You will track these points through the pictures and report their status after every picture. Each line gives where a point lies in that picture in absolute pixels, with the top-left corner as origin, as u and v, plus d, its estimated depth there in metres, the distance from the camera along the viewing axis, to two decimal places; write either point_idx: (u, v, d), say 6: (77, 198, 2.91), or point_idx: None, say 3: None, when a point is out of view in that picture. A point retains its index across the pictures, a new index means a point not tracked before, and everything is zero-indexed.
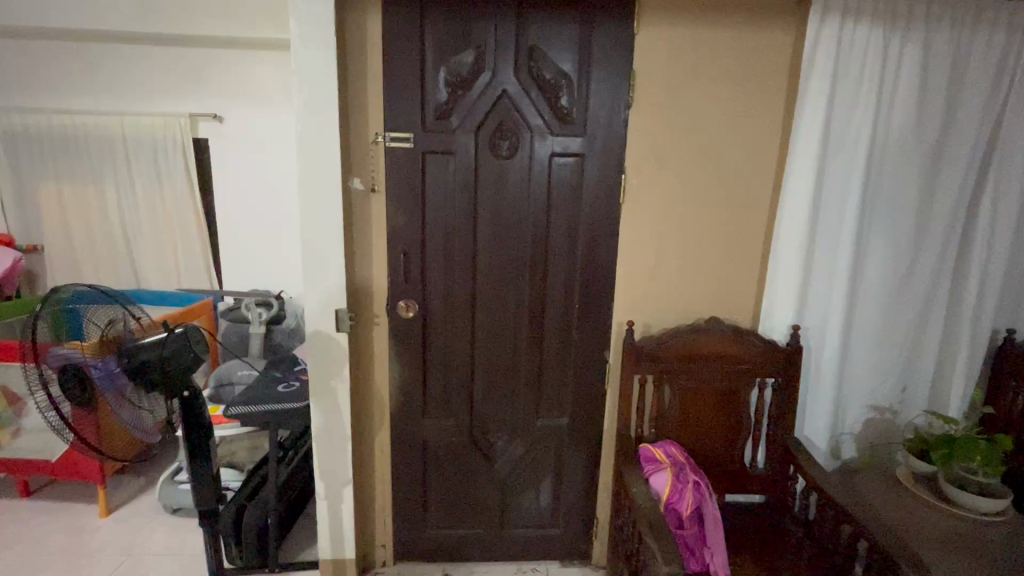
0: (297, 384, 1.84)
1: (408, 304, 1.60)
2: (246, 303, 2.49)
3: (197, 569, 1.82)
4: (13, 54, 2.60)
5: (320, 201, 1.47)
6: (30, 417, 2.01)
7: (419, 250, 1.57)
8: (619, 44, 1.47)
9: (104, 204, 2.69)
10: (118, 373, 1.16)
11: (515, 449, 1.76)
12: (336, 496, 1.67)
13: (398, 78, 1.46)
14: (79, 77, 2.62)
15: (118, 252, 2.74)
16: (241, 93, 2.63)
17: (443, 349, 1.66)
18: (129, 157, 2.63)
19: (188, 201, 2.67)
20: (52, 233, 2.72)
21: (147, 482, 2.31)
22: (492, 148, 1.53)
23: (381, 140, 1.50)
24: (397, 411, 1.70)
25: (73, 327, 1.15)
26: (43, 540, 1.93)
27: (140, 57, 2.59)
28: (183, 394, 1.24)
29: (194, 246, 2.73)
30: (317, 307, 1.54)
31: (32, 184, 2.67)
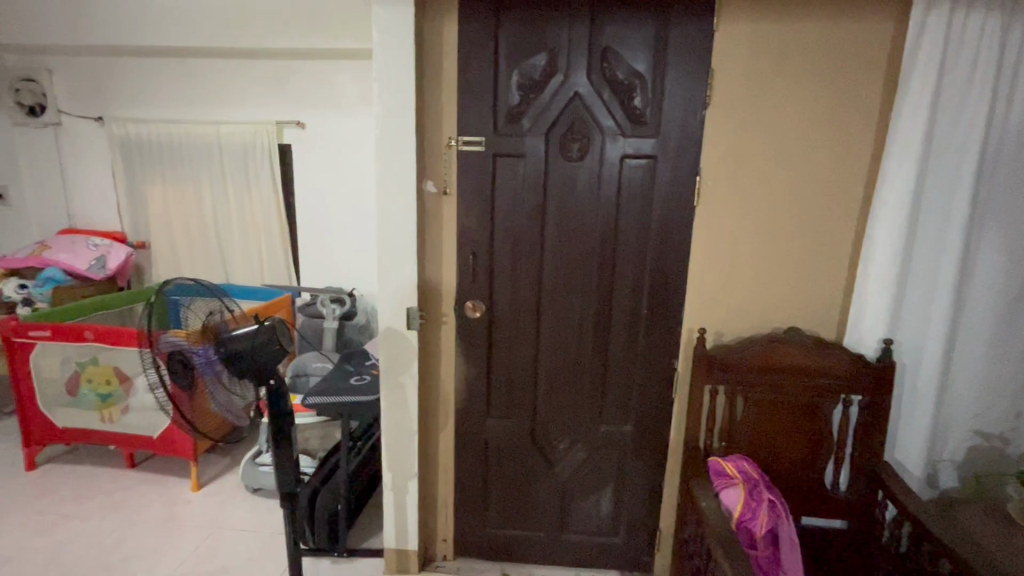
0: (369, 377, 1.92)
1: (475, 304, 1.63)
2: (321, 299, 2.68)
3: (275, 546, 1.95)
4: (127, 69, 2.90)
5: (396, 204, 1.53)
6: (137, 396, 2.23)
7: (487, 250, 1.60)
8: (696, 42, 1.43)
9: (200, 205, 2.94)
10: (215, 360, 1.27)
11: (577, 454, 1.74)
12: (402, 488, 1.73)
13: (472, 82, 1.49)
14: (182, 89, 2.88)
15: (211, 249, 2.99)
16: (322, 101, 2.79)
17: (509, 350, 1.68)
18: (223, 162, 2.86)
19: (272, 203, 2.87)
20: (157, 231, 3.00)
21: (231, 462, 2.49)
22: (562, 150, 1.53)
23: (454, 144, 1.53)
24: (461, 409, 1.73)
25: (174, 317, 1.26)
26: (143, 510, 2.12)
27: (235, 69, 2.82)
28: (269, 383, 1.33)
29: (277, 244, 2.93)
30: (389, 305, 1.61)
31: (141, 187, 2.96)
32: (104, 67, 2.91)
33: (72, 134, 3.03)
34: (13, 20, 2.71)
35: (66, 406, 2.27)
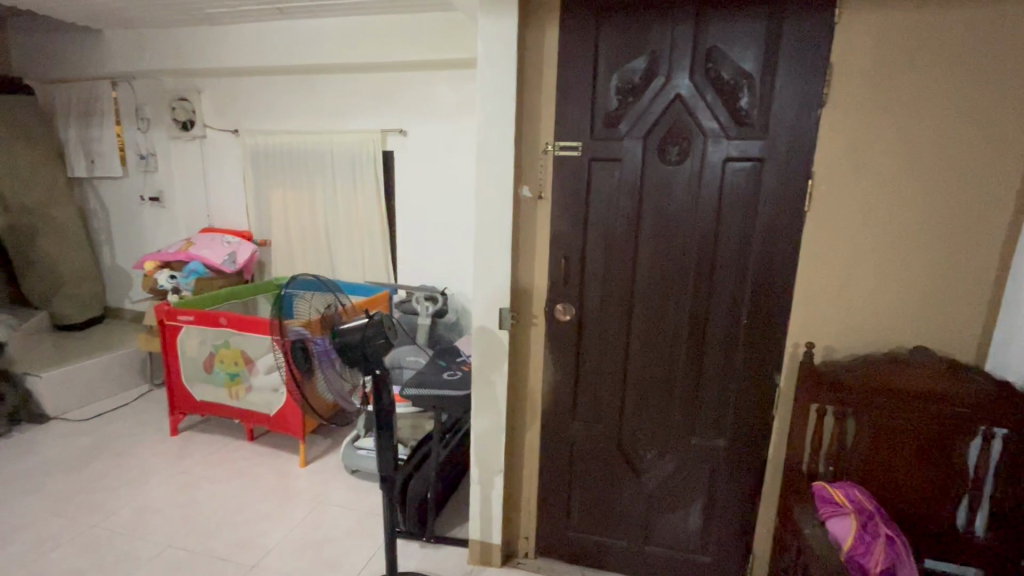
0: (460, 373, 2.01)
1: (565, 307, 1.65)
2: (417, 297, 2.83)
3: (370, 524, 2.10)
4: (258, 87, 3.26)
5: (494, 208, 1.60)
6: (258, 377, 2.51)
7: (579, 254, 1.61)
8: (812, 37, 1.34)
9: (314, 208, 3.24)
10: (330, 348, 1.42)
11: (666, 465, 1.69)
12: (488, 481, 1.79)
13: (571, 88, 1.51)
14: (302, 102, 3.19)
15: (321, 248, 3.28)
16: (424, 110, 2.97)
17: (597, 354, 1.67)
18: (334, 169, 3.13)
19: (376, 206, 3.10)
20: (278, 231, 3.35)
21: (333, 443, 2.71)
22: (661, 153, 1.49)
23: (551, 149, 1.56)
24: (548, 410, 1.75)
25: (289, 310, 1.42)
26: (259, 480, 2.38)
27: (347, 84, 3.07)
28: (375, 372, 1.44)
29: (378, 244, 3.15)
30: (483, 305, 1.68)
31: (265, 191, 3.32)
32: (240, 86, 3.30)
33: (213, 145, 3.47)
34: (173, 48, 3.16)
35: (203, 382, 2.60)
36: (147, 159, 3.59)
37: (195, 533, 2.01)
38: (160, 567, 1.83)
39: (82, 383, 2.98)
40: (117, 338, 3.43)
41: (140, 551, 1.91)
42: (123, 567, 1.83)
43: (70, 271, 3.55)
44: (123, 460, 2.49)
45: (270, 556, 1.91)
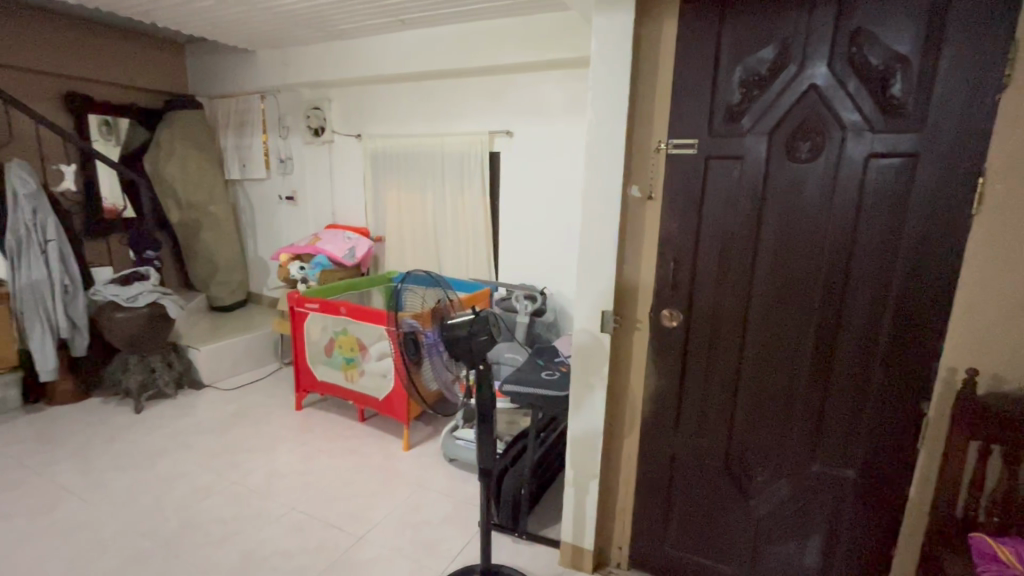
0: (558, 373, 2.00)
1: (672, 313, 1.57)
2: (517, 295, 2.90)
3: (465, 513, 2.18)
4: (380, 94, 3.52)
5: (601, 209, 1.57)
6: (370, 363, 2.71)
7: (690, 258, 1.52)
8: (991, 10, 1.13)
9: (424, 207, 3.43)
10: (438, 341, 1.49)
11: (780, 491, 1.55)
12: (582, 485, 1.77)
13: (689, 82, 1.42)
14: (418, 107, 3.39)
15: (429, 245, 3.47)
16: (531, 111, 3.02)
17: (705, 364, 1.57)
18: (444, 170, 3.29)
19: (481, 205, 3.21)
20: (391, 228, 3.60)
21: (434, 431, 2.86)
22: (789, 149, 1.36)
23: (664, 147, 1.49)
24: (649, 419, 1.68)
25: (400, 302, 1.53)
26: (368, 458, 2.57)
27: (460, 88, 3.21)
28: (478, 367, 1.48)
29: (482, 244, 3.27)
30: (586, 307, 1.66)
31: (382, 191, 3.58)
32: (364, 94, 3.59)
33: (339, 149, 3.81)
34: (311, 62, 3.52)
35: (324, 364, 2.87)
36: (285, 162, 4.04)
37: (314, 500, 2.23)
38: (285, 526, 2.05)
39: (229, 358, 3.44)
40: (256, 321, 3.91)
41: (269, 510, 2.16)
42: (255, 522, 2.08)
43: (223, 261, 4.11)
44: (257, 428, 2.83)
45: (375, 530, 2.05)
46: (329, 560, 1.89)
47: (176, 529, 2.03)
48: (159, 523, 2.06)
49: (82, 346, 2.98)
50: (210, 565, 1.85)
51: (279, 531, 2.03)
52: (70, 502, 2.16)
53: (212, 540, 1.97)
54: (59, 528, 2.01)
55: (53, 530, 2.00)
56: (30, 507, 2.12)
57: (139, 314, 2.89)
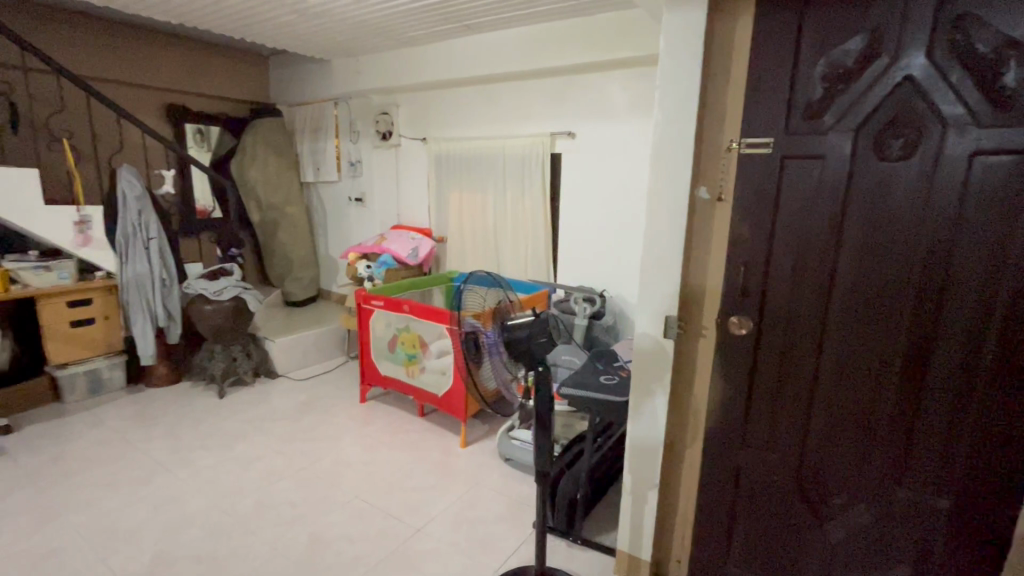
0: (617, 378, 1.96)
1: (741, 320, 1.48)
2: (575, 297, 2.87)
3: (520, 513, 2.19)
4: (445, 98, 3.62)
5: (666, 211, 1.53)
6: (430, 360, 2.78)
7: (763, 263, 1.43)
8: None
9: (485, 208, 3.48)
10: (499, 342, 1.51)
11: (860, 516, 1.45)
12: (640, 494, 1.73)
13: (765, 77, 1.35)
14: (481, 111, 3.45)
15: (489, 246, 3.52)
16: (594, 112, 2.99)
17: (776, 376, 1.48)
18: (505, 172, 3.32)
19: (541, 207, 3.22)
20: (453, 229, 3.68)
21: (490, 429, 2.89)
22: (878, 147, 1.26)
23: (736, 147, 1.42)
24: (712, 432, 1.61)
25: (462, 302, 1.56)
26: (427, 453, 2.65)
27: (523, 90, 3.24)
28: (538, 369, 1.48)
29: (540, 245, 3.28)
30: (648, 312, 1.62)
31: (445, 193, 3.67)
32: (430, 99, 3.71)
33: (405, 152, 3.95)
34: (381, 70, 3.67)
35: (387, 359, 2.99)
36: (355, 165, 4.24)
37: (375, 489, 2.32)
38: (349, 513, 2.16)
39: (301, 350, 3.66)
40: (326, 316, 4.13)
41: (334, 496, 2.27)
42: (322, 507, 2.20)
43: (297, 259, 4.38)
44: (325, 417, 2.99)
45: (433, 523, 2.11)
46: (389, 548, 1.96)
47: (252, 507, 2.18)
48: (238, 501, 2.22)
49: (174, 334, 3.27)
50: (281, 544, 1.97)
51: (343, 516, 2.13)
52: (163, 476, 2.38)
53: (283, 520, 2.11)
54: (154, 499, 2.22)
55: (149, 500, 2.21)
56: (130, 478, 2.36)
57: (224, 307, 3.14)
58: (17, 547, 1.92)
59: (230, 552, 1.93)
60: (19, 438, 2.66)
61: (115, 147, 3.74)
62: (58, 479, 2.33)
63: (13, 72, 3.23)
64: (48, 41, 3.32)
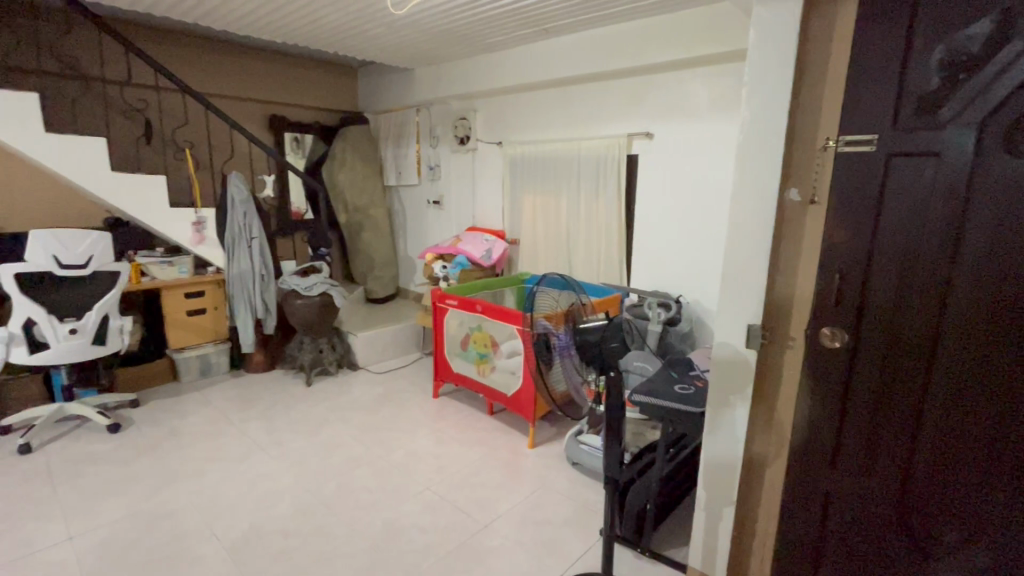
0: (693, 388, 1.87)
1: (835, 332, 1.37)
2: (649, 302, 2.81)
3: (586, 518, 2.17)
4: (522, 102, 3.66)
5: (751, 214, 1.44)
6: (501, 359, 2.83)
7: (862, 271, 1.31)
8: None
9: (558, 210, 3.48)
10: (570, 346, 1.49)
11: (977, 560, 1.28)
12: (715, 510, 1.66)
13: (869, 69, 1.24)
14: (558, 113, 3.46)
15: (561, 248, 3.51)
16: (675, 112, 2.90)
17: (875, 395, 1.35)
18: (580, 174, 3.30)
19: (616, 210, 3.17)
20: (525, 231, 3.71)
21: (558, 432, 2.89)
22: (1008, 142, 1.11)
23: (833, 145, 1.32)
24: (799, 451, 1.50)
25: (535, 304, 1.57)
26: (495, 451, 2.69)
27: (601, 92, 3.21)
28: (609, 373, 1.46)
29: (614, 248, 3.22)
30: (729, 320, 1.54)
31: (518, 195, 3.71)
32: (507, 103, 3.77)
33: (482, 156, 4.04)
34: (461, 76, 3.79)
35: (459, 357, 3.07)
36: (434, 169, 4.40)
37: (445, 483, 2.40)
38: (421, 503, 2.25)
39: (380, 345, 3.86)
40: (403, 313, 4.33)
41: (408, 486, 2.37)
42: (396, 495, 2.30)
43: (379, 258, 4.63)
44: (401, 410, 3.13)
45: (499, 521, 2.14)
46: (457, 540, 2.02)
47: (333, 489, 2.34)
48: (321, 483, 2.39)
49: (271, 326, 3.59)
50: (359, 526, 2.09)
51: (415, 506, 2.23)
52: (259, 455, 2.62)
53: (360, 504, 2.24)
54: (250, 475, 2.44)
55: (246, 475, 2.44)
56: (231, 454, 2.62)
57: (314, 301, 3.39)
58: (140, 507, 2.19)
59: (313, 529, 2.08)
60: (144, 412, 3.03)
61: (227, 155, 4.16)
62: (173, 450, 2.63)
63: (148, 91, 3.70)
64: (176, 62, 3.76)
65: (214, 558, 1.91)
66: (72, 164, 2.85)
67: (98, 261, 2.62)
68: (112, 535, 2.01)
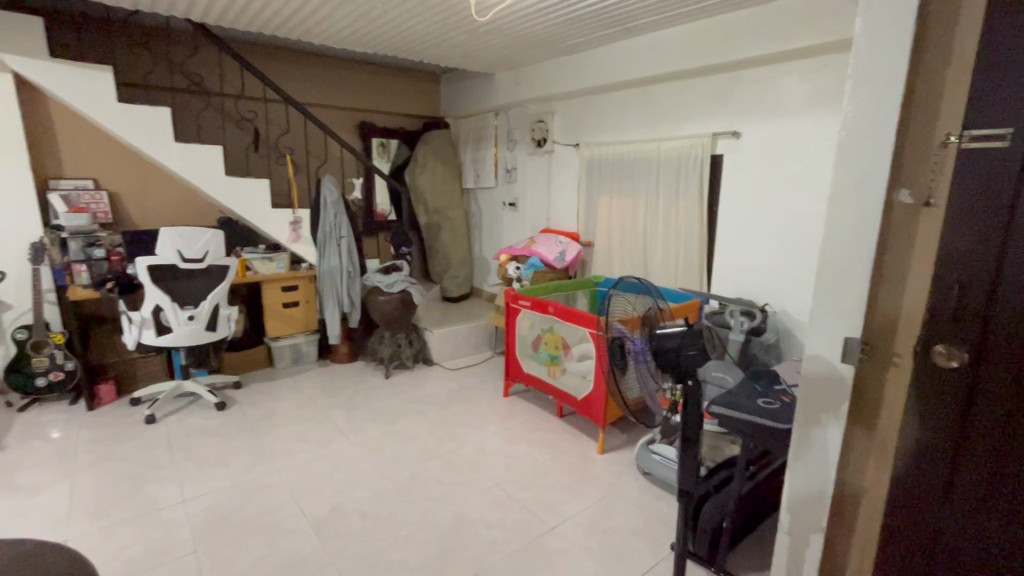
0: (778, 404, 1.75)
1: (951, 351, 1.22)
2: (732, 310, 2.68)
3: (656, 531, 2.10)
4: (601, 103, 3.62)
5: (851, 217, 1.29)
6: (571, 362, 2.84)
7: (987, 283, 1.16)
8: None
9: (635, 213, 3.41)
10: (645, 350, 1.46)
11: None
12: (800, 536, 1.51)
13: (1003, 54, 1.10)
14: (638, 113, 3.38)
15: (637, 251, 3.43)
16: (766, 109, 2.73)
17: (1002, 422, 1.20)
18: (660, 175, 3.21)
19: (697, 213, 3.04)
20: (600, 234, 3.67)
21: (628, 439, 2.83)
22: None
23: (955, 141, 1.18)
24: (904, 481, 1.35)
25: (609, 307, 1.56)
26: (564, 454, 2.68)
27: (684, 90, 3.10)
28: (687, 382, 1.41)
29: (694, 253, 3.10)
30: (819, 333, 1.39)
31: (595, 198, 3.67)
32: (585, 104, 3.74)
33: (558, 158, 4.05)
34: (541, 79, 3.82)
35: (530, 358, 3.09)
36: (511, 172, 4.47)
37: (513, 481, 2.43)
38: (488, 499, 2.29)
39: (454, 342, 3.99)
40: (477, 312, 4.45)
41: (477, 482, 2.42)
42: (466, 490, 2.36)
43: (455, 258, 4.79)
44: (471, 407, 3.21)
45: (566, 524, 2.13)
46: (524, 540, 2.04)
47: (408, 478, 2.45)
48: (396, 471, 2.51)
49: (356, 319, 3.80)
50: (430, 516, 2.17)
51: (484, 502, 2.27)
52: (341, 440, 2.80)
53: (432, 495, 2.32)
54: (333, 458, 2.62)
55: (330, 458, 2.61)
56: (317, 437, 2.82)
57: (395, 298, 3.58)
58: (239, 479, 2.42)
59: (388, 514, 2.19)
60: (245, 393, 3.35)
61: (322, 160, 4.48)
62: (268, 430, 2.88)
63: (257, 102, 4.08)
64: (280, 75, 4.11)
65: (301, 532, 2.07)
66: (195, 169, 3.23)
67: (212, 255, 2.93)
68: (217, 502, 2.24)
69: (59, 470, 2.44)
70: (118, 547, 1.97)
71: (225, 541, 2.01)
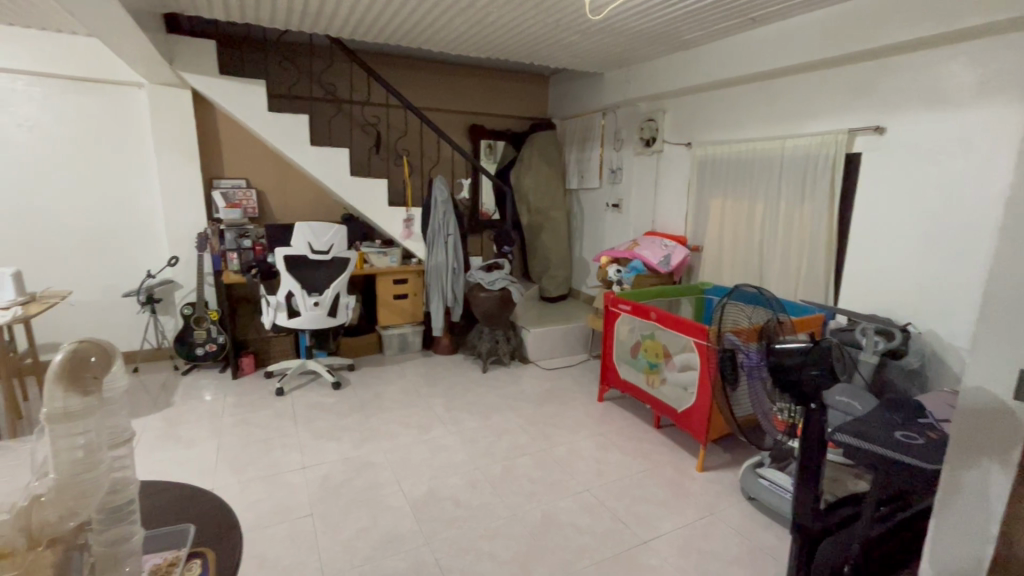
0: (922, 440, 1.42)
1: None
2: (864, 327, 2.36)
3: (761, 563, 1.93)
4: (718, 99, 3.42)
5: None
6: (672, 372, 2.69)
7: None
8: None
9: (752, 217, 3.17)
10: (760, 364, 1.36)
11: None
12: None
13: None
14: (760, 109, 3.13)
15: (752, 259, 3.19)
16: (920, 100, 2.39)
17: None
18: (783, 177, 2.95)
19: (825, 218, 2.75)
20: (710, 239, 3.46)
21: (732, 459, 2.63)
22: None
23: None
24: None
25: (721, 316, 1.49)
26: (660, 467, 2.57)
27: (817, 82, 2.81)
28: (810, 406, 1.31)
29: (820, 262, 2.81)
30: None
31: (706, 200, 3.47)
32: (701, 101, 3.55)
33: (667, 158, 3.89)
34: (653, 76, 3.69)
35: (628, 364, 3.00)
36: (616, 172, 4.38)
37: (605, 489, 2.37)
38: (579, 503, 2.27)
39: (550, 343, 4.00)
40: (574, 313, 4.42)
41: (568, 485, 2.41)
42: (557, 491, 2.36)
43: (555, 258, 4.80)
44: (565, 409, 3.20)
45: (659, 541, 2.04)
46: (615, 551, 1.99)
47: (500, 472, 2.50)
48: (490, 463, 2.58)
49: (458, 313, 3.96)
50: (521, 513, 2.20)
51: (574, 505, 2.25)
52: (439, 428, 2.94)
53: (523, 491, 2.35)
54: (432, 445, 2.75)
55: (429, 444, 2.76)
56: (419, 423, 2.99)
57: (495, 295, 3.68)
58: (350, 454, 2.64)
59: (481, 505, 2.25)
60: (357, 376, 3.65)
61: (434, 161, 4.74)
62: (375, 412, 3.11)
63: (380, 108, 4.42)
64: (401, 83, 4.42)
65: (400, 510, 2.21)
66: (326, 170, 3.58)
67: (335, 248, 3.24)
68: (331, 473, 2.47)
69: (209, 429, 2.84)
70: (252, 501, 2.24)
71: (336, 509, 2.21)
